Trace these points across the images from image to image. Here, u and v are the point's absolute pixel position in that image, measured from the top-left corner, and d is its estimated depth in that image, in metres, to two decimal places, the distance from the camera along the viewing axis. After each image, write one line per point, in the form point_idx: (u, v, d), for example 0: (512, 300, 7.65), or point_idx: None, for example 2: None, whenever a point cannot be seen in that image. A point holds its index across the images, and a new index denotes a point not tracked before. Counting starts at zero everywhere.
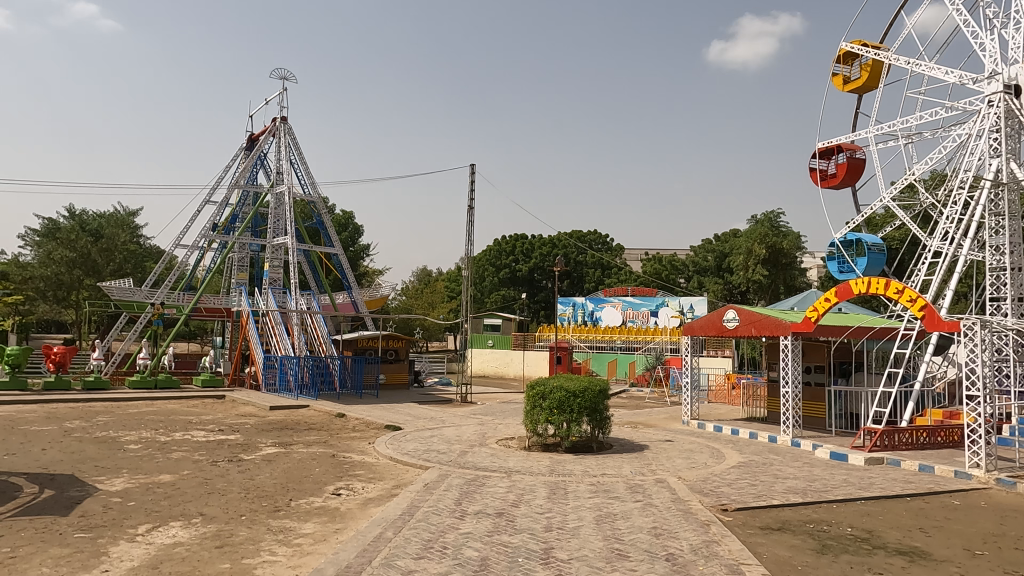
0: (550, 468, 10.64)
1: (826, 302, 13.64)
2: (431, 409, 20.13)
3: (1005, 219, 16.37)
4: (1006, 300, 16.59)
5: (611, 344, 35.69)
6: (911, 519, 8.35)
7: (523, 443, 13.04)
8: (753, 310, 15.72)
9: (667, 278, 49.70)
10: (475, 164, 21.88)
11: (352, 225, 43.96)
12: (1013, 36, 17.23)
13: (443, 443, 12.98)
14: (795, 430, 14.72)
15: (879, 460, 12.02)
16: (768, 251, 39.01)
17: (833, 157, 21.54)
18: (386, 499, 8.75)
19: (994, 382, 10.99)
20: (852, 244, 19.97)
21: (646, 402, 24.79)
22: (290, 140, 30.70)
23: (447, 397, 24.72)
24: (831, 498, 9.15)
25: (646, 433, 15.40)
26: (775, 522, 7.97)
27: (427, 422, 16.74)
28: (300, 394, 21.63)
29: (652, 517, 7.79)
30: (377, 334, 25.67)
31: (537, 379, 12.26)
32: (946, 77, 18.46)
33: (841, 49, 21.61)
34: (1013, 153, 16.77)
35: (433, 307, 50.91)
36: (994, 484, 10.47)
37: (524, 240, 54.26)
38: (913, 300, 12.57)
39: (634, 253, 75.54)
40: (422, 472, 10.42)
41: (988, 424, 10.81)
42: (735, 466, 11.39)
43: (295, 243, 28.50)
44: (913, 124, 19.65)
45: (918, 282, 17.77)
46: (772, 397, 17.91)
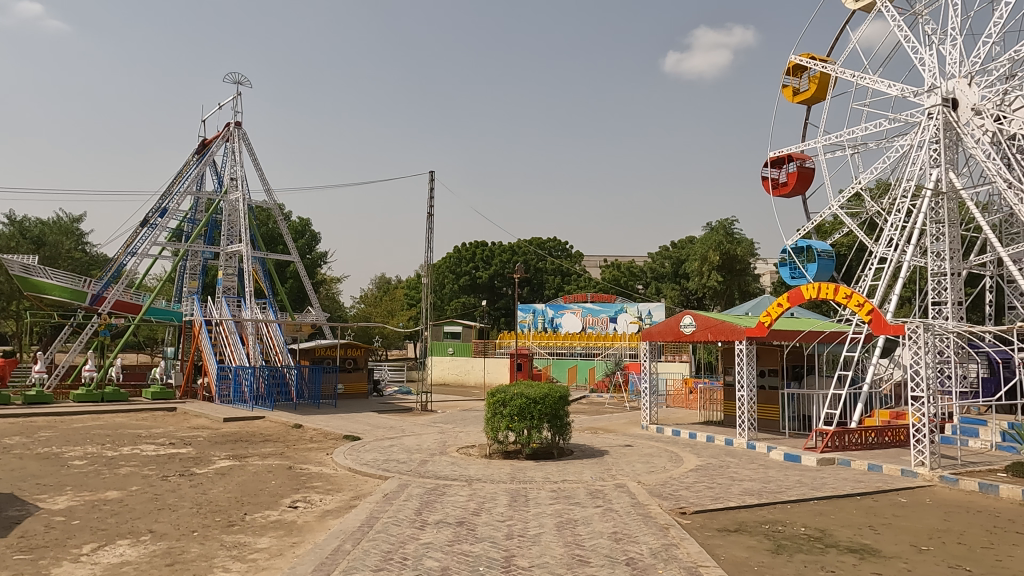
0: (511, 475, 10.62)
1: (779, 306, 13.95)
2: (392, 418, 19.94)
3: (945, 226, 17.02)
4: (947, 304, 17.24)
5: (571, 350, 35.98)
6: (861, 517, 8.60)
7: (483, 450, 12.99)
8: (709, 315, 15.98)
9: (626, 284, 50.41)
10: (434, 172, 21.91)
11: (308, 232, 43.34)
12: (950, 52, 18.07)
13: (403, 452, 12.84)
14: (750, 433, 15.01)
15: (830, 460, 12.36)
16: (722, 258, 39.82)
17: (785, 166, 22.15)
18: (344, 511, 8.60)
19: (936, 383, 11.47)
20: (802, 250, 20.56)
21: (606, 407, 25.03)
22: (244, 146, 30.08)
23: (407, 405, 24.49)
24: (786, 499, 9.37)
25: (606, 438, 15.52)
26: (732, 523, 8.11)
27: (386, 431, 16.51)
28: (255, 405, 21.14)
29: (613, 522, 7.84)
30: (335, 342, 25.29)
31: (498, 386, 12.23)
32: (890, 90, 19.18)
33: (791, 61, 22.32)
34: (951, 163, 17.48)
35: (393, 315, 50.61)
36: (938, 481, 10.87)
37: (484, 247, 54.34)
38: (861, 305, 12.95)
39: (593, 260, 76.37)
40: (382, 482, 10.28)
41: (932, 423, 11.25)
42: (693, 469, 11.58)
43: (250, 251, 27.83)
44: (859, 134, 20.32)
45: (865, 288, 18.33)
46: (729, 401, 18.28)
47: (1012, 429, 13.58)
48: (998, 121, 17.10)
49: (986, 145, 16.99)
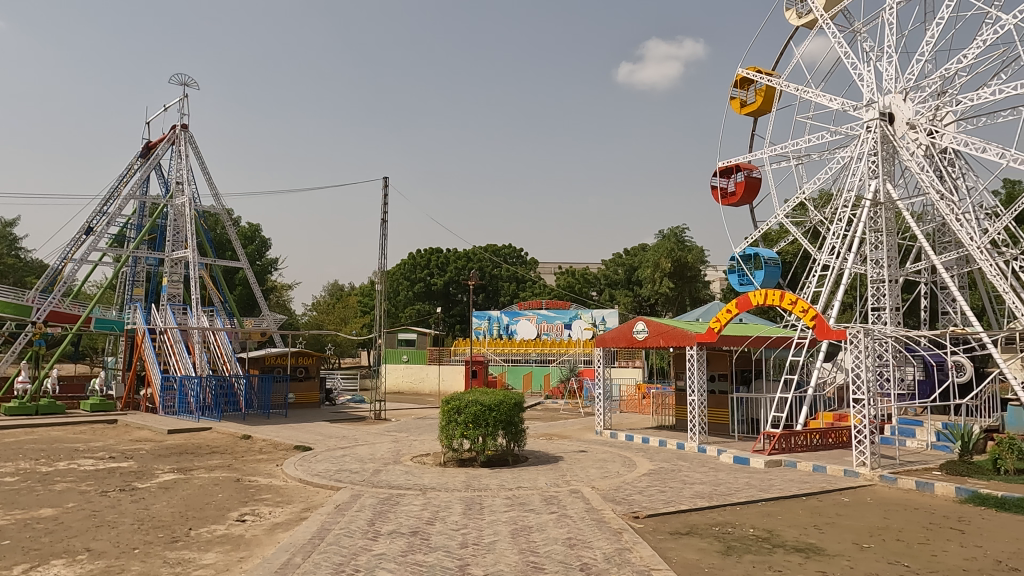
0: (466, 483, 10.57)
1: (728, 313, 14.26)
2: (345, 427, 19.61)
3: (883, 235, 17.74)
4: (886, 310, 17.93)
5: (526, 357, 36.06)
6: (807, 517, 8.86)
7: (438, 459, 12.88)
8: (661, 321, 16.23)
9: (580, 291, 50.91)
10: (388, 177, 21.67)
11: (258, 238, 42.36)
12: (887, 68, 18.89)
13: (355, 462, 12.64)
14: (701, 436, 15.29)
15: (777, 462, 12.71)
16: (674, 265, 40.59)
17: (733, 176, 22.75)
18: (295, 523, 8.41)
19: (876, 386, 11.93)
20: (750, 257, 21.14)
21: (561, 413, 25.14)
22: (191, 149, 29.27)
23: (360, 414, 24.10)
24: (735, 501, 9.58)
25: (561, 444, 15.62)
26: (683, 527, 8.23)
27: (338, 441, 16.24)
28: (202, 416, 20.53)
29: (567, 528, 7.88)
30: (286, 350, 24.70)
31: (452, 393, 12.14)
32: (831, 104, 19.91)
33: (738, 74, 22.97)
34: (888, 175, 18.23)
35: (346, 322, 49.78)
36: (878, 480, 11.28)
37: (439, 254, 54.17)
38: (806, 310, 13.36)
39: (548, 267, 76.99)
40: (334, 493, 10.09)
41: (872, 424, 11.68)
42: (646, 473, 11.74)
43: (197, 257, 27.00)
44: (802, 146, 21.02)
45: (809, 294, 18.93)
46: (680, 405, 18.61)
47: (946, 430, 14.20)
48: (931, 135, 17.79)
49: (920, 157, 17.81)
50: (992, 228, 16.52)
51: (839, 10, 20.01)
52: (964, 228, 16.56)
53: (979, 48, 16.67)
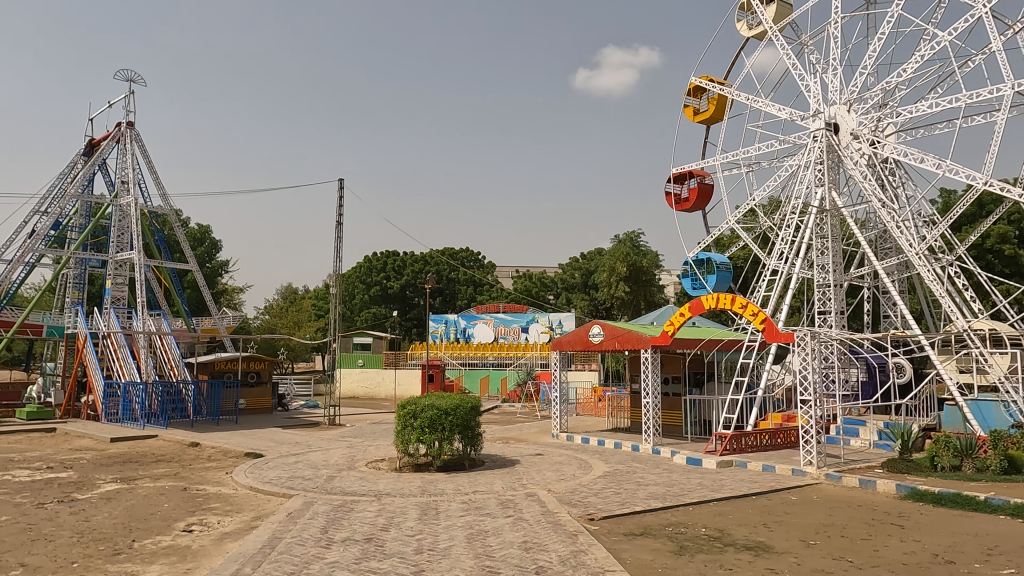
0: (422, 489, 10.47)
1: (681, 316, 14.51)
2: (297, 433, 19.20)
3: (828, 241, 18.35)
4: (831, 314, 18.52)
5: (483, 361, 36.01)
6: (757, 516, 9.07)
7: (393, 464, 12.75)
8: (617, 325, 16.41)
9: (537, 295, 51.03)
10: (343, 179, 21.36)
11: (208, 240, 41.21)
12: (832, 80, 19.56)
13: (309, 468, 12.40)
14: (655, 438, 15.52)
15: (728, 462, 12.99)
16: (629, 269, 41.10)
17: (686, 182, 23.21)
18: (244, 532, 8.21)
19: (822, 387, 12.31)
20: (703, 262, 21.58)
21: (518, 417, 25.19)
22: (137, 148, 28.34)
23: (313, 420, 23.62)
24: (688, 501, 9.76)
25: (518, 448, 15.64)
26: (637, 528, 8.34)
27: (291, 447, 15.91)
28: (147, 424, 19.86)
29: (522, 531, 7.89)
30: (237, 355, 24.10)
31: (408, 398, 12.03)
32: (780, 113, 20.51)
33: (692, 83, 23.46)
34: (833, 183, 18.88)
35: (299, 326, 48.78)
36: (824, 479, 11.63)
37: (396, 257, 53.70)
38: (755, 314, 13.69)
39: (506, 270, 77.11)
40: (286, 500, 9.88)
41: (818, 425, 12.04)
42: (602, 475, 11.84)
43: (142, 259, 26.11)
44: (753, 154, 21.57)
45: (759, 298, 19.44)
46: (635, 408, 18.87)
47: (887, 429, 14.75)
48: (874, 145, 18.49)
49: (863, 167, 18.50)
50: (930, 235, 17.23)
51: (787, 23, 20.69)
52: (904, 234, 17.22)
53: (917, 63, 17.42)
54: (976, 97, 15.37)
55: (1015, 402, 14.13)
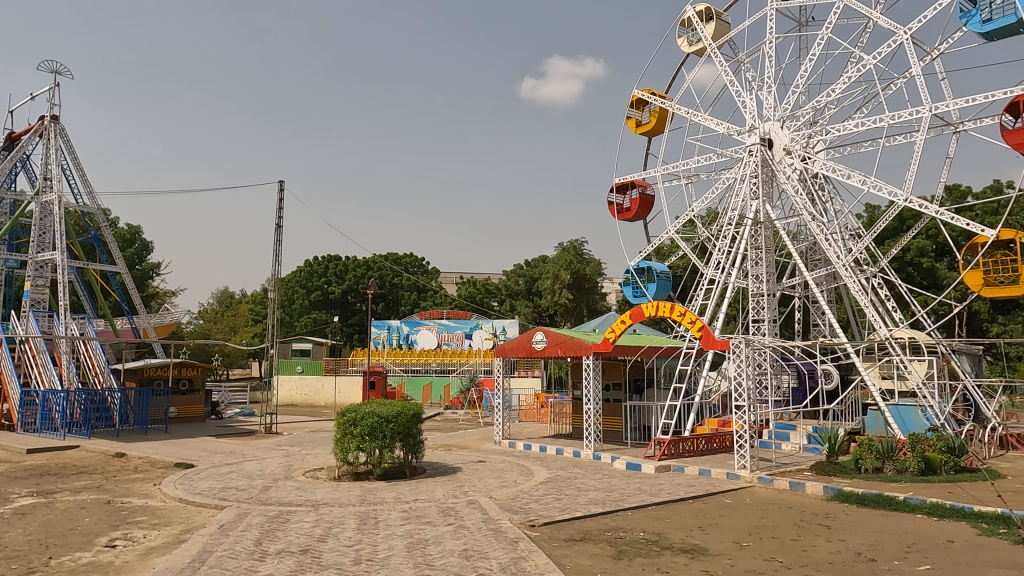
0: (361, 497, 10.28)
1: (622, 324, 14.73)
2: (231, 442, 18.57)
3: (762, 252, 19.04)
4: (765, 322, 19.18)
5: (425, 368, 35.71)
6: (693, 519, 9.30)
7: (332, 473, 12.48)
8: (559, 331, 16.53)
9: (481, 301, 50.86)
10: (283, 181, 20.84)
11: (138, 241, 39.53)
12: (767, 97, 20.34)
13: (243, 478, 12.01)
14: (596, 444, 15.71)
15: (666, 467, 13.25)
16: (572, 276, 41.63)
17: (628, 192, 23.67)
18: (172, 546, 7.87)
19: (755, 393, 12.74)
20: (643, 270, 22.03)
21: (460, 424, 25.08)
22: (63, 142, 26.98)
23: (249, 428, 22.91)
24: (627, 506, 9.91)
25: (460, 455, 15.57)
26: (578, 533, 8.42)
27: (225, 456, 15.38)
28: (68, 433, 18.84)
29: (463, 539, 7.85)
30: (168, 361, 23.11)
31: (348, 405, 11.78)
32: (717, 128, 21.18)
33: (635, 95, 23.99)
34: (767, 196, 19.62)
35: (235, 332, 47.21)
36: (756, 482, 12.02)
37: (337, 262, 52.80)
38: (693, 321, 14.04)
39: (450, 276, 76.91)
40: (218, 512, 9.53)
41: (751, 429, 12.43)
42: (543, 481, 11.91)
43: (66, 260, 24.79)
44: (692, 166, 22.19)
45: (696, 307, 19.98)
46: (577, 414, 19.08)
47: (815, 433, 15.38)
48: (805, 161, 19.33)
49: (795, 181, 19.29)
50: (855, 248, 18.08)
51: (726, 41, 21.43)
52: (832, 247, 18.03)
53: (845, 84, 18.30)
54: (898, 118, 16.25)
55: (932, 407, 14.99)
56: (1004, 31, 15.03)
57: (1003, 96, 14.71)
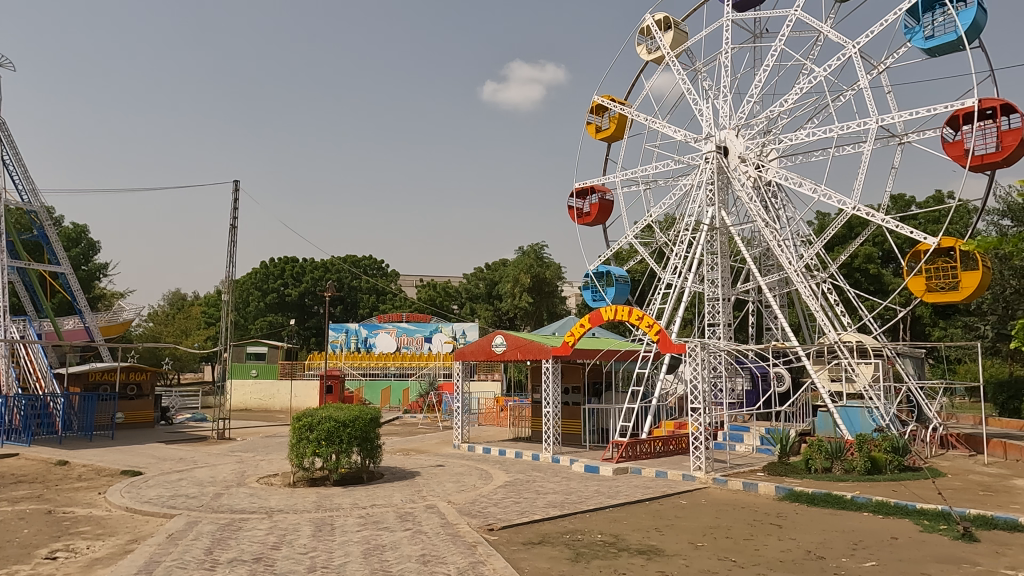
0: (317, 504, 10.09)
1: (581, 327, 14.82)
2: (181, 448, 18.04)
3: (718, 257, 19.43)
4: (720, 326, 19.56)
5: (384, 371, 35.34)
6: (650, 521, 9.41)
7: (287, 479, 12.24)
8: (519, 335, 16.55)
9: (441, 305, 50.65)
10: (238, 181, 20.39)
11: (84, 241, 38.15)
12: (723, 106, 20.79)
13: (193, 486, 11.67)
14: (555, 447, 15.78)
15: (624, 469, 13.40)
16: (532, 280, 41.79)
17: (588, 197, 23.88)
18: (118, 557, 7.60)
19: (711, 396, 12.98)
20: (602, 274, 22.25)
21: (419, 428, 24.88)
22: (4, 137, 25.86)
23: (200, 434, 22.29)
24: (585, 508, 9.98)
25: (418, 459, 15.46)
26: (536, 536, 8.43)
27: (175, 463, 14.93)
28: (6, 441, 18.03)
29: (421, 544, 7.78)
30: (115, 365, 22.31)
31: (304, 410, 11.56)
32: (675, 135, 21.55)
33: (595, 101, 24.25)
34: (723, 203, 20.03)
35: (187, 335, 45.92)
36: (711, 483, 12.24)
37: (294, 264, 51.93)
38: (651, 325, 14.22)
39: (410, 279, 76.41)
40: (167, 521, 9.24)
41: (706, 431, 12.66)
42: (502, 485, 11.90)
43: (7, 259, 23.75)
44: (650, 172, 22.51)
45: (654, 311, 20.26)
46: (536, 417, 19.14)
47: (768, 434, 15.76)
48: (759, 169, 19.81)
49: (749, 188, 19.75)
50: (806, 254, 18.60)
51: (683, 50, 21.84)
52: (784, 253, 18.51)
53: (797, 94, 18.83)
54: (847, 129, 16.80)
55: (877, 409, 15.51)
56: (946, 48, 15.70)
57: (944, 109, 15.36)
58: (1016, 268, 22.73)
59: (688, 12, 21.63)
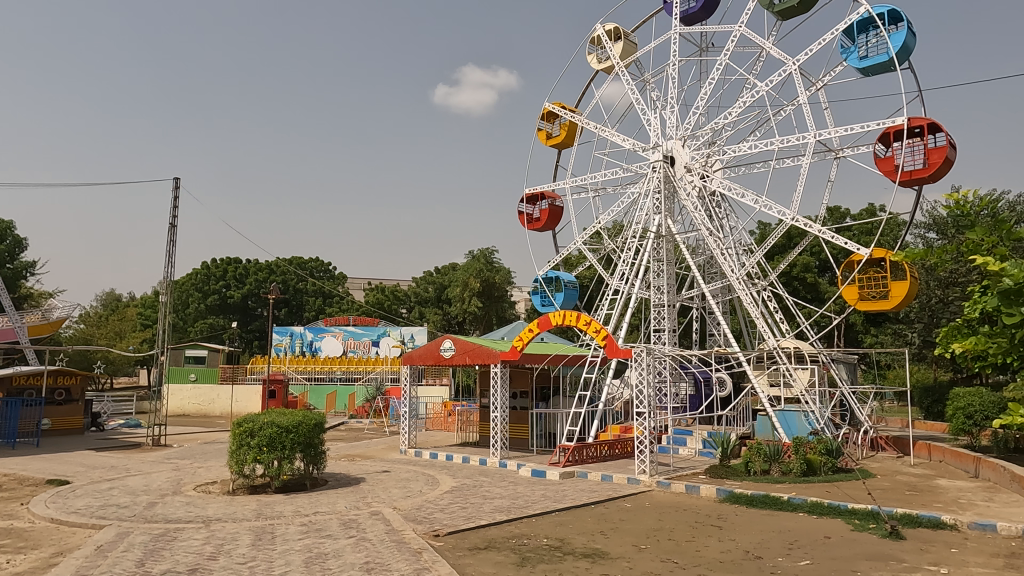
0: (257, 512, 9.82)
1: (530, 332, 14.89)
2: (112, 456, 17.27)
3: (664, 264, 19.82)
4: (665, 332, 19.93)
5: (329, 376, 34.73)
6: (595, 524, 9.52)
7: (226, 487, 11.87)
8: (468, 340, 16.48)
9: (389, 308, 50.06)
10: (178, 179, 19.72)
11: (10, 238, 36.24)
12: (670, 117, 21.27)
13: (125, 495, 11.18)
14: (502, 452, 15.78)
15: (570, 473, 13.50)
16: (482, 284, 41.74)
17: (538, 203, 24.04)
18: (40, 571, 7.21)
19: (655, 400, 13.23)
20: (552, 280, 22.42)
21: (365, 434, 24.51)
22: None
23: (134, 441, 21.41)
24: (531, 513, 10.02)
25: (364, 465, 15.23)
26: (482, 541, 8.41)
27: (106, 471, 14.29)
28: None
29: (365, 551, 7.66)
30: (41, 369, 21.20)
31: (245, 414, 11.23)
32: (624, 143, 21.92)
33: (546, 108, 24.45)
34: (669, 211, 20.48)
35: (121, 337, 44.03)
36: (655, 486, 12.46)
37: (237, 265, 50.54)
38: (599, 330, 14.39)
39: (358, 282, 75.31)
40: (96, 532, 8.83)
41: (651, 435, 12.89)
42: (448, 491, 11.83)
43: None
44: (600, 179, 22.82)
45: (602, 316, 20.52)
46: (484, 422, 19.12)
47: (710, 438, 16.15)
48: (703, 179, 20.35)
49: (694, 198, 20.26)
50: (748, 262, 19.18)
51: (632, 61, 22.25)
52: (727, 261, 19.05)
53: (741, 108, 19.43)
54: (786, 143, 17.43)
55: (813, 413, 16.11)
56: (879, 68, 16.48)
57: (877, 126, 16.10)
58: (940, 279, 24.02)
59: (637, 23, 22.06)
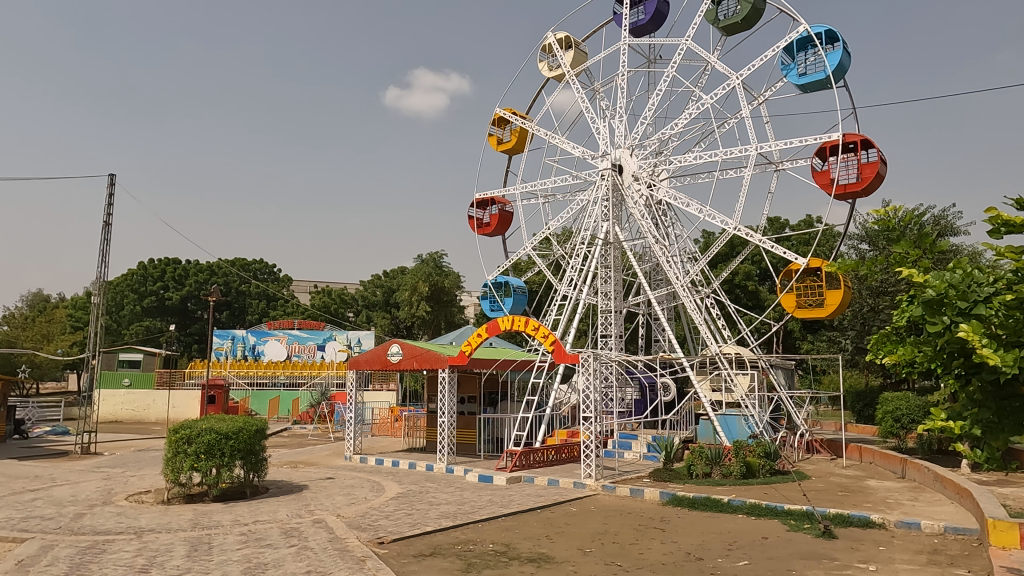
0: (193, 522, 9.48)
1: (478, 337, 14.88)
2: (37, 464, 16.40)
3: (610, 271, 20.10)
4: (612, 337, 20.19)
5: (272, 380, 33.93)
6: (541, 528, 9.56)
7: (161, 496, 11.42)
8: (416, 344, 16.34)
9: (336, 312, 49.12)
10: (114, 174, 18.97)
11: None
12: (618, 126, 21.63)
13: (50, 507, 10.61)
14: (449, 457, 15.69)
15: (517, 478, 13.52)
16: (431, 288, 41.42)
17: (488, 208, 24.09)
18: None
19: (602, 405, 13.39)
20: (501, 285, 22.44)
21: (308, 440, 23.98)
22: None
23: (61, 449, 20.37)
24: (477, 518, 9.98)
25: (307, 472, 14.90)
26: (427, 548, 8.33)
27: (29, 481, 13.54)
28: None
29: (307, 560, 7.49)
30: None
31: (183, 421, 10.86)
32: (574, 151, 22.18)
33: (497, 114, 24.55)
34: (617, 219, 20.80)
35: (49, 340, 41.88)
36: (601, 490, 12.60)
37: (177, 265, 48.86)
38: (546, 335, 14.48)
39: (303, 285, 73.81)
40: (16, 546, 8.35)
41: (597, 439, 13.04)
42: (394, 497, 11.68)
43: None
44: (549, 186, 23.01)
45: (550, 322, 20.63)
46: (431, 427, 18.98)
47: (654, 442, 16.45)
48: (650, 188, 20.77)
49: (641, 206, 20.64)
50: (692, 270, 19.64)
51: (583, 70, 22.56)
52: (672, 268, 19.47)
53: (686, 119, 19.92)
54: (730, 154, 17.96)
55: (752, 416, 16.63)
56: (816, 85, 17.17)
57: (814, 140, 16.77)
58: (872, 288, 25.18)
59: (588, 33, 22.37)
